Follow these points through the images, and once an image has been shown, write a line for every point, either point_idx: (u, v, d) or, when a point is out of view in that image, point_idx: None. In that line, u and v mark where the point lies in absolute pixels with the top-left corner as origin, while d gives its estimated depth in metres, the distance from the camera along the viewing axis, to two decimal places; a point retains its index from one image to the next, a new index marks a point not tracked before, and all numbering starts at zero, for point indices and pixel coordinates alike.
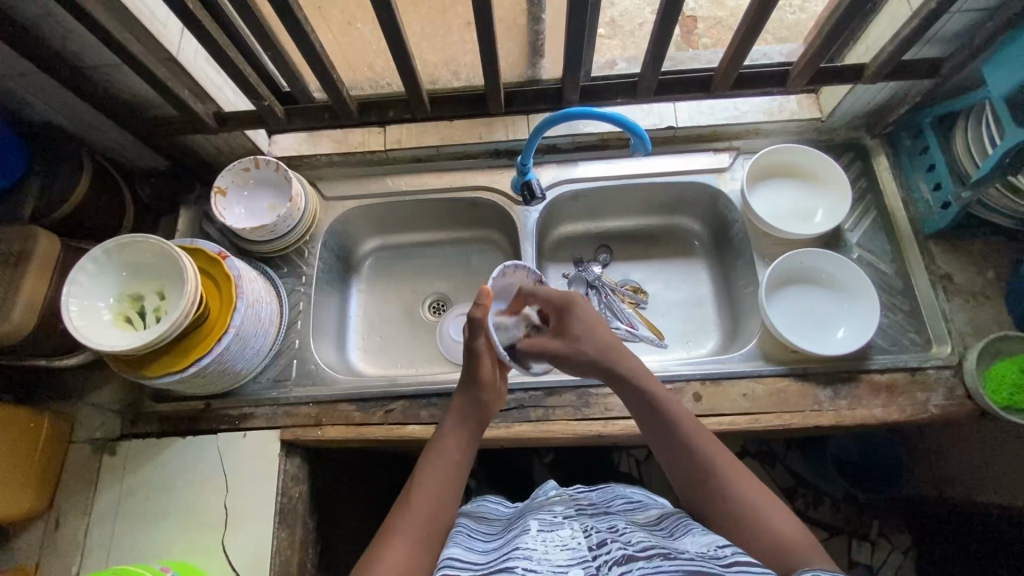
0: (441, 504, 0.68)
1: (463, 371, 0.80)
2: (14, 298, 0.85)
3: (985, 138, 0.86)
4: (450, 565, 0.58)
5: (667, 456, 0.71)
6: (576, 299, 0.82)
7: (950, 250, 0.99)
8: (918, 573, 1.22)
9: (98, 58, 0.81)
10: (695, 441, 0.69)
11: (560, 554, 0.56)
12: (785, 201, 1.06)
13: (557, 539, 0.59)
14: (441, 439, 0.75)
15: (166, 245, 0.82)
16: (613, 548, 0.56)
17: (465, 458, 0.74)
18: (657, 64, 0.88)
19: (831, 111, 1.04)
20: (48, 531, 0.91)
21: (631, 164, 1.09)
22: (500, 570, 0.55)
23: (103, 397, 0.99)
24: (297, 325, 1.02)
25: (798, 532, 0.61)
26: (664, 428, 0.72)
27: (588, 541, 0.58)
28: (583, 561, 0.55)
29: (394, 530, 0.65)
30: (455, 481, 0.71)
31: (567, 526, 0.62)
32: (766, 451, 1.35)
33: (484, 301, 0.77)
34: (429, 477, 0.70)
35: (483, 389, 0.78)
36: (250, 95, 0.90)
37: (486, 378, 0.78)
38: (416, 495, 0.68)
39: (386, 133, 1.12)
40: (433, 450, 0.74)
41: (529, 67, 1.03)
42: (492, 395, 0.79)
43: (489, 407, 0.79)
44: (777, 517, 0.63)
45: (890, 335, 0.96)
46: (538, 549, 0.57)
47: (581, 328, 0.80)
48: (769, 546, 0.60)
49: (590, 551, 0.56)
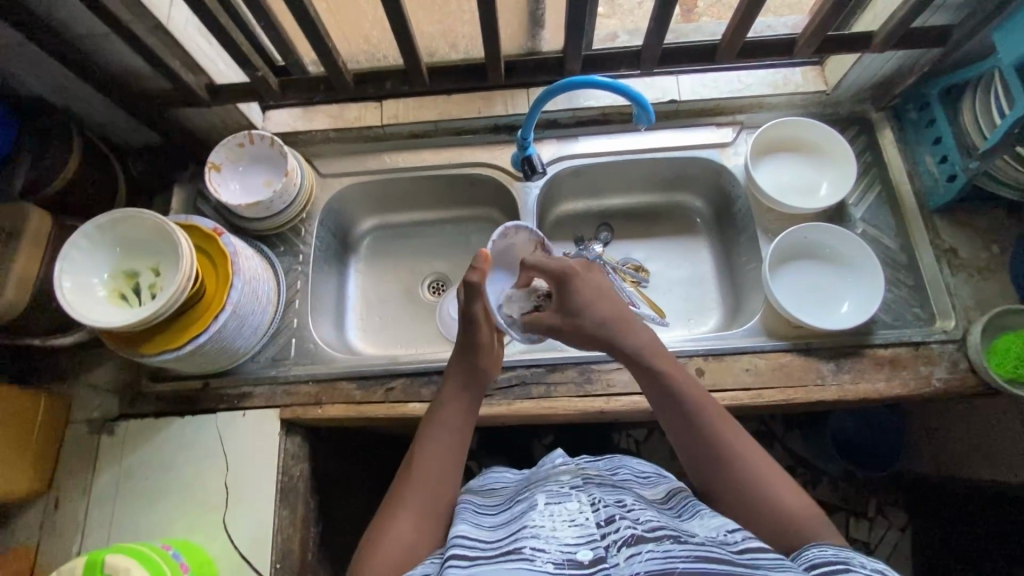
0: (446, 467, 0.68)
1: (460, 338, 0.79)
2: (6, 274, 0.83)
3: (994, 108, 0.85)
4: (459, 543, 0.57)
5: (668, 422, 0.70)
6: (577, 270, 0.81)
7: (955, 223, 0.98)
8: (914, 549, 1.25)
9: (86, 27, 0.79)
10: (703, 413, 0.68)
11: (568, 531, 0.55)
12: (789, 176, 1.04)
13: (565, 513, 0.58)
14: (441, 407, 0.74)
15: (160, 220, 0.80)
16: (622, 526, 0.55)
17: (467, 425, 0.74)
18: (661, 32, 0.86)
19: (837, 83, 1.02)
20: (48, 512, 0.91)
21: (633, 139, 1.07)
22: (508, 551, 0.54)
23: (99, 377, 0.98)
24: (295, 304, 1.01)
25: (804, 508, 0.61)
26: (668, 396, 0.70)
27: (596, 516, 0.57)
28: (591, 540, 0.54)
29: (399, 501, 0.65)
30: (459, 447, 0.71)
31: (575, 497, 0.61)
32: (765, 431, 1.35)
33: (482, 265, 0.78)
34: (434, 444, 0.70)
35: (481, 354, 0.78)
36: (244, 65, 0.88)
37: (485, 340, 0.78)
38: (420, 463, 0.68)
39: (382, 108, 1.09)
40: (435, 417, 0.73)
41: (529, 38, 1.01)
42: (489, 359, 0.78)
43: (487, 369, 0.78)
44: (786, 491, 0.62)
45: (894, 310, 0.95)
46: (546, 526, 0.56)
47: (581, 299, 0.78)
48: (776, 524, 0.61)
49: (598, 528, 0.55)
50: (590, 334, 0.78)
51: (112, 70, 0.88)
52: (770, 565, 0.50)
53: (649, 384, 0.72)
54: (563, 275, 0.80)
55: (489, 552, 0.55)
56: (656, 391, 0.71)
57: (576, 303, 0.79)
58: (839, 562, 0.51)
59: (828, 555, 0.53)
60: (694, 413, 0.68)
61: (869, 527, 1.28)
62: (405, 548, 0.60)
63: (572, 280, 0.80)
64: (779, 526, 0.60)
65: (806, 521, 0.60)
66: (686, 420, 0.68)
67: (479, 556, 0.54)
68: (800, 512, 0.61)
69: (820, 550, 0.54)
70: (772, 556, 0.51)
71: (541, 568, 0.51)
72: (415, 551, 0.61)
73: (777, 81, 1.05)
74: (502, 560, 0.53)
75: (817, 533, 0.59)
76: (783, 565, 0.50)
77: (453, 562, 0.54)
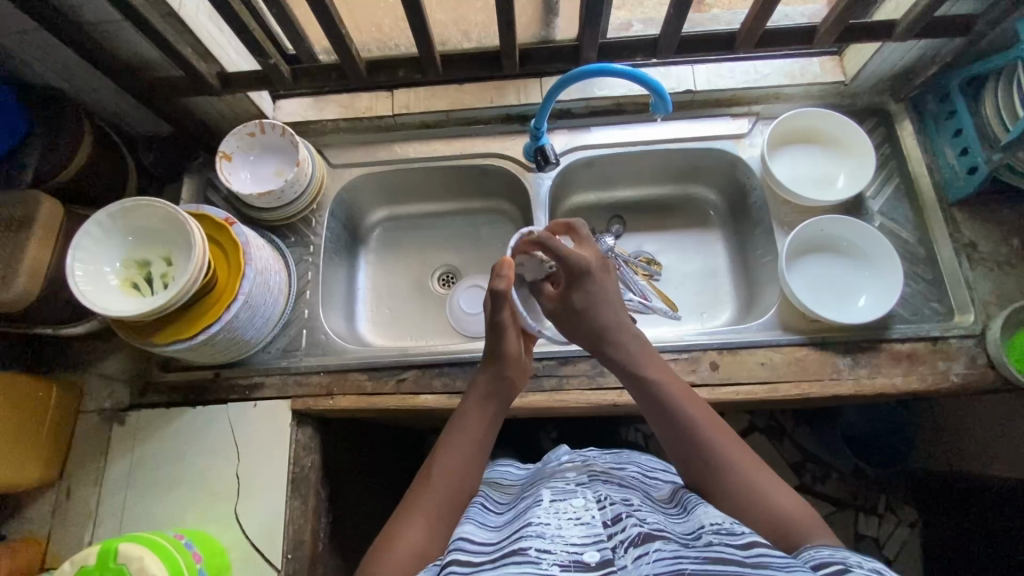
0: (465, 476, 0.67)
1: (489, 347, 0.78)
2: (18, 261, 0.83)
3: (1016, 99, 0.83)
4: (463, 547, 0.56)
5: (659, 425, 0.70)
6: (593, 268, 0.76)
7: (974, 217, 0.97)
8: (924, 546, 1.24)
9: (98, 14, 0.78)
10: (690, 415, 0.68)
11: (574, 530, 0.55)
12: (804, 167, 1.03)
13: (570, 511, 0.58)
14: (462, 415, 0.74)
15: (172, 209, 0.79)
16: (628, 526, 0.54)
17: (488, 436, 0.73)
18: (680, 20, 0.85)
19: (856, 74, 1.01)
20: (60, 501, 0.91)
21: (648, 129, 1.05)
22: (512, 552, 0.53)
23: (110, 367, 0.97)
24: (306, 295, 1.00)
25: (801, 512, 0.60)
26: (659, 400, 0.70)
27: (602, 515, 0.57)
28: (597, 540, 0.53)
29: (412, 507, 0.64)
30: (478, 457, 0.70)
31: (580, 495, 0.61)
32: (775, 427, 1.34)
33: (506, 273, 0.76)
34: (452, 451, 0.69)
35: (508, 364, 0.76)
36: (256, 52, 0.87)
37: (513, 352, 0.77)
38: (437, 470, 0.67)
39: (393, 98, 1.07)
40: (456, 424, 0.73)
41: (543, 26, 0.99)
42: (516, 370, 0.77)
43: (515, 381, 0.77)
44: (779, 493, 0.62)
45: (912, 305, 0.94)
46: (551, 524, 0.56)
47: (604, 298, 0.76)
48: (771, 526, 0.59)
49: (605, 527, 0.55)
50: (594, 336, 0.76)
51: (123, 57, 0.87)
52: (775, 562, 0.49)
53: (639, 388, 0.72)
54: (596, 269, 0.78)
55: (493, 554, 0.54)
56: (648, 397, 0.71)
57: (585, 304, 0.76)
58: (838, 562, 0.50)
59: (826, 555, 0.52)
60: (683, 418, 0.68)
61: (879, 523, 1.27)
62: (414, 555, 0.59)
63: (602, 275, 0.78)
64: (770, 525, 0.59)
65: (798, 522, 0.59)
66: (676, 422, 0.68)
67: (482, 563, 0.53)
68: (798, 514, 0.60)
69: (817, 551, 0.53)
70: (777, 554, 0.50)
71: (546, 570, 0.49)
72: (423, 557, 0.60)
73: (794, 71, 1.04)
74: (506, 563, 0.51)
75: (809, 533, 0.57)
76: (791, 564, 0.49)
77: (455, 568, 0.53)
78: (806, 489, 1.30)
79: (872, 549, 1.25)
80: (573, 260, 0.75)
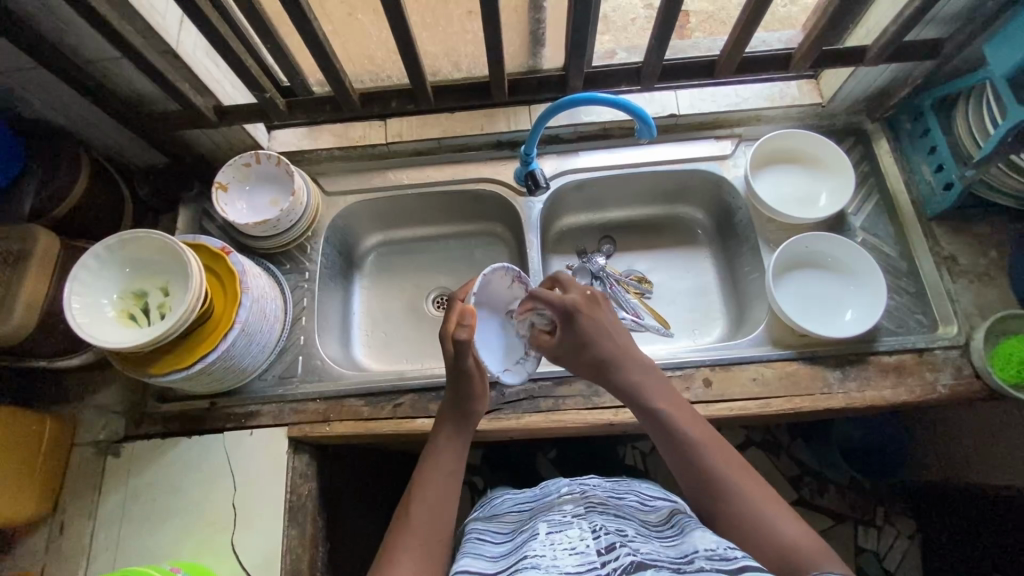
0: (442, 515, 0.67)
1: (449, 386, 0.78)
2: (15, 293, 0.83)
3: (986, 118, 0.87)
4: None
5: (673, 462, 0.70)
6: (576, 308, 0.76)
7: (953, 230, 1.00)
8: (923, 558, 1.23)
9: (98, 51, 0.80)
10: (704, 453, 0.67)
11: (570, 560, 0.56)
12: (789, 185, 1.06)
13: (566, 541, 0.59)
14: (434, 451, 0.74)
15: (171, 241, 0.81)
16: (622, 554, 0.55)
17: (460, 468, 0.73)
18: (661, 49, 0.88)
19: (832, 96, 1.05)
20: (53, 535, 0.90)
21: (634, 152, 1.08)
22: None
23: (106, 399, 0.97)
24: (302, 321, 1.01)
25: (808, 539, 0.59)
26: (671, 438, 0.70)
27: (597, 544, 0.58)
28: (592, 567, 0.54)
29: (395, 547, 0.64)
30: (452, 492, 0.70)
31: (576, 525, 0.62)
32: (771, 441, 1.35)
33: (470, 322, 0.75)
34: (428, 490, 0.69)
35: (474, 401, 0.77)
36: (252, 86, 0.90)
37: (478, 390, 0.78)
38: (414, 507, 0.67)
39: (386, 127, 1.10)
40: (428, 462, 0.73)
41: (530, 57, 1.02)
42: (482, 405, 0.78)
43: (479, 411, 0.78)
44: (784, 523, 0.61)
45: (897, 318, 0.96)
46: (546, 556, 0.57)
47: (585, 339, 0.75)
48: (774, 549, 0.59)
49: (599, 555, 0.56)
50: (602, 373, 0.76)
51: (121, 94, 0.90)
52: None
53: (651, 423, 0.72)
54: (565, 318, 0.76)
55: None
56: (660, 435, 0.71)
57: (579, 343, 0.76)
58: None
59: None
60: (698, 455, 0.67)
61: (878, 536, 1.27)
62: None
63: (571, 323, 0.76)
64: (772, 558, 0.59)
65: (800, 547, 0.59)
66: (691, 461, 0.67)
67: None
68: (800, 538, 0.60)
69: None
70: None
71: None
72: None
73: (773, 95, 1.07)
74: None
75: (816, 557, 0.57)
76: None
77: None
78: (805, 503, 1.30)
79: (873, 563, 1.25)
80: (556, 304, 0.76)
